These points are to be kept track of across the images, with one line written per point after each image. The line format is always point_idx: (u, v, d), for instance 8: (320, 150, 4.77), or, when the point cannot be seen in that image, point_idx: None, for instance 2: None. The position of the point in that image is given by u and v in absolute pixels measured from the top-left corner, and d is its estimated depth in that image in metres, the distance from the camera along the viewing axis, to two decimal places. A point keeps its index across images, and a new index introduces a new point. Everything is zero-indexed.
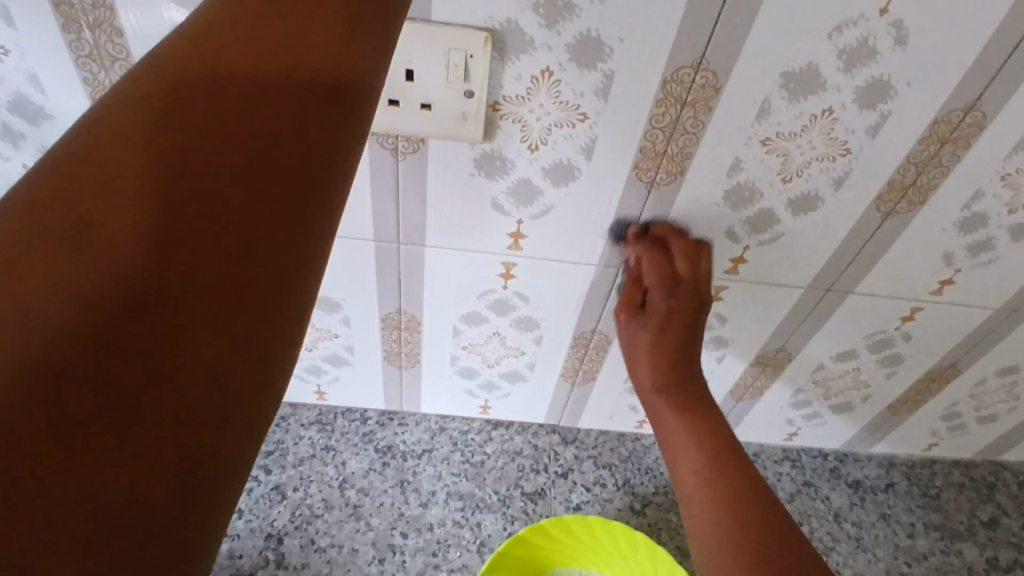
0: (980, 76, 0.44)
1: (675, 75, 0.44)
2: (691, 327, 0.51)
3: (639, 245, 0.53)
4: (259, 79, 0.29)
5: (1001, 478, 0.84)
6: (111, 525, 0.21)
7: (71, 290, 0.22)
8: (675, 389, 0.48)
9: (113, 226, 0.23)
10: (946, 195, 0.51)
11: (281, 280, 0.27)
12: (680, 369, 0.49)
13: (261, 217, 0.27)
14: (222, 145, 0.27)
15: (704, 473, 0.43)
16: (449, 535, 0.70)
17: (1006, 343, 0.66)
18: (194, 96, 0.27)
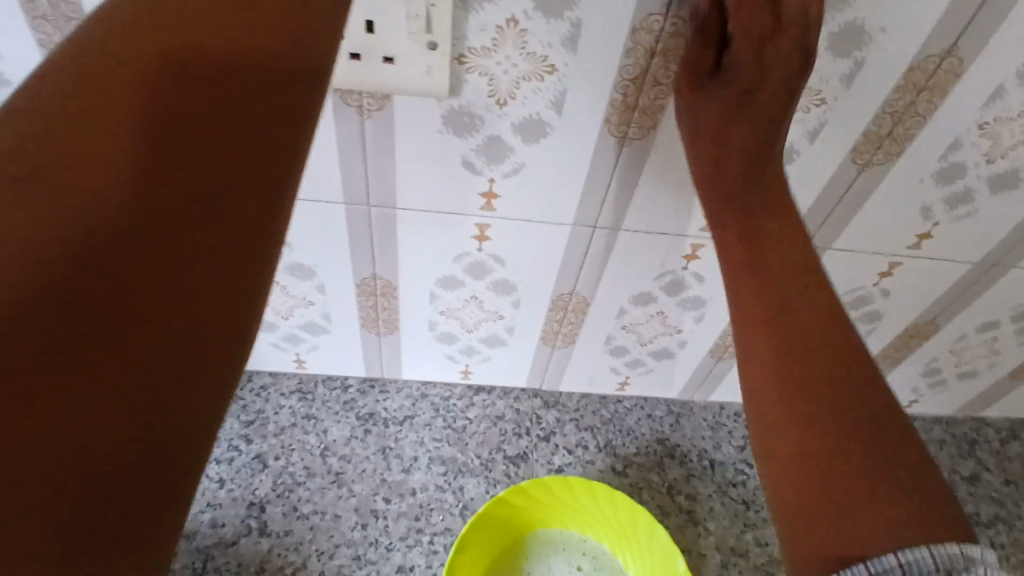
0: (956, 19, 0.43)
1: (644, 22, 0.42)
2: (766, 134, 0.44)
3: (687, 65, 0.44)
4: (219, 46, 0.29)
5: (982, 434, 0.84)
6: (102, 465, 0.23)
7: (51, 238, 0.24)
8: (734, 216, 0.44)
9: (78, 178, 0.25)
10: (923, 146, 0.51)
11: (242, 264, 0.29)
12: (747, 194, 0.44)
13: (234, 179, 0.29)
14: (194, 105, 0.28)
15: (754, 346, 0.40)
16: (431, 499, 0.70)
17: (986, 297, 0.66)
18: (152, 62, 0.28)
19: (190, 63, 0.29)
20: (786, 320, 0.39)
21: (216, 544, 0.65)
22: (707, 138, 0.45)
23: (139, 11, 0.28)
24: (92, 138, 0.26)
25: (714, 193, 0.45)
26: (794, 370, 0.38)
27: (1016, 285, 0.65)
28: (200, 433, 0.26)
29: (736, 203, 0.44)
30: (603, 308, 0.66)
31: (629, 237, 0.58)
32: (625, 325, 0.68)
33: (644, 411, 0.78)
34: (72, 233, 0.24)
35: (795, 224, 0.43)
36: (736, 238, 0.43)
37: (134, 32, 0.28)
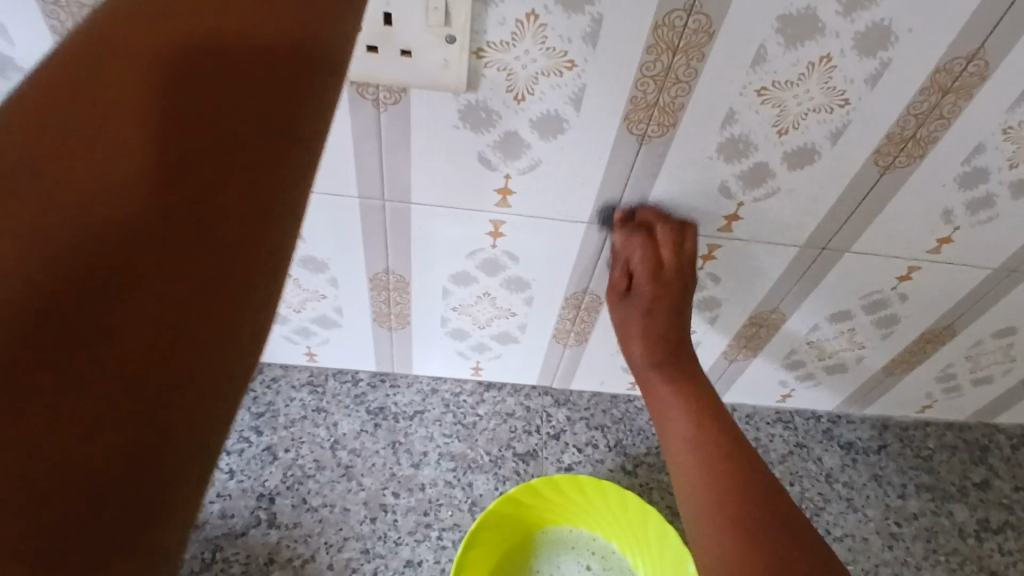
0: (985, 19, 0.42)
1: (667, 18, 0.42)
2: (677, 306, 0.56)
3: (629, 230, 0.54)
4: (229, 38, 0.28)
5: (995, 440, 0.84)
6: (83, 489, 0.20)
7: (58, 231, 0.21)
8: (660, 361, 0.55)
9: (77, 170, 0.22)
10: (947, 148, 0.50)
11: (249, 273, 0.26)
12: (676, 356, 0.55)
13: (249, 173, 0.27)
14: (209, 92, 0.27)
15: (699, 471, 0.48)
16: (440, 495, 0.70)
17: (1004, 303, 0.65)
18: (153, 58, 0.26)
19: (203, 49, 0.27)
20: (713, 478, 0.47)
21: (227, 534, 0.65)
22: (633, 306, 0.57)
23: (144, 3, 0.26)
24: (99, 120, 0.23)
25: (644, 349, 0.56)
26: (719, 493, 0.45)
27: None
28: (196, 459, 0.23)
29: (669, 353, 0.55)
30: None
31: None
32: None
33: None
34: (83, 224, 0.21)
35: (711, 396, 0.53)
36: (667, 378, 0.54)
37: (138, 23, 0.26)
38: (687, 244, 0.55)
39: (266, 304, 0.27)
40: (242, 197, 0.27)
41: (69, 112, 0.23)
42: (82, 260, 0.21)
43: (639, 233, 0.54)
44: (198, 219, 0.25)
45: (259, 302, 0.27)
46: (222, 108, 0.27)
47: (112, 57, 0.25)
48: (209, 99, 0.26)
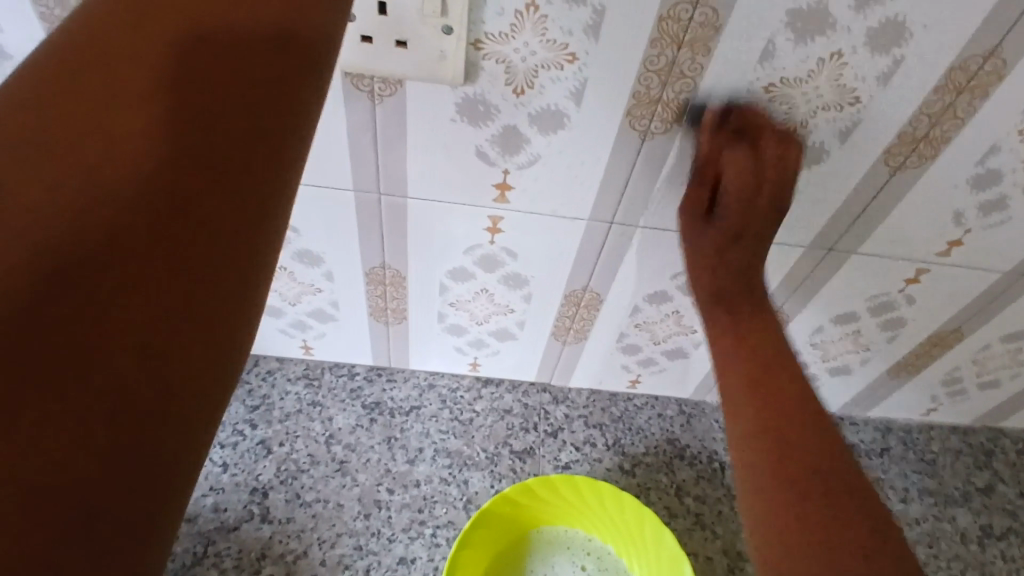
0: (1004, 15, 0.40)
1: (672, 11, 0.40)
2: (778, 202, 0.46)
3: (715, 138, 0.45)
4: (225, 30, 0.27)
5: (999, 445, 0.82)
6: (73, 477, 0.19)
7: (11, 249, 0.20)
8: (714, 296, 0.47)
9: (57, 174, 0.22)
10: (960, 148, 0.48)
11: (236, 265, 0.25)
12: (744, 293, 0.46)
13: (232, 163, 0.26)
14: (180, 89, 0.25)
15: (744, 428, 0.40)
16: (435, 491, 0.69)
17: (1013, 307, 0.64)
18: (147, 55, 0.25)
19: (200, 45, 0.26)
20: (768, 407, 0.40)
21: (219, 529, 0.64)
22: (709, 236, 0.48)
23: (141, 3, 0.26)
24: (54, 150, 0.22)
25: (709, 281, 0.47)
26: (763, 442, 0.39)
27: None
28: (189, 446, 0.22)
29: (738, 292, 0.46)
30: (616, 304, 0.64)
31: (645, 235, 0.56)
32: (638, 324, 0.67)
33: (654, 410, 0.77)
34: (39, 239, 0.21)
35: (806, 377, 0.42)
36: (726, 314, 0.46)
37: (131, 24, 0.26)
38: (789, 155, 0.45)
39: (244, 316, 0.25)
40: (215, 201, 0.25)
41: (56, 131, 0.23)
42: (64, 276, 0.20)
43: (731, 142, 0.45)
44: (189, 205, 0.24)
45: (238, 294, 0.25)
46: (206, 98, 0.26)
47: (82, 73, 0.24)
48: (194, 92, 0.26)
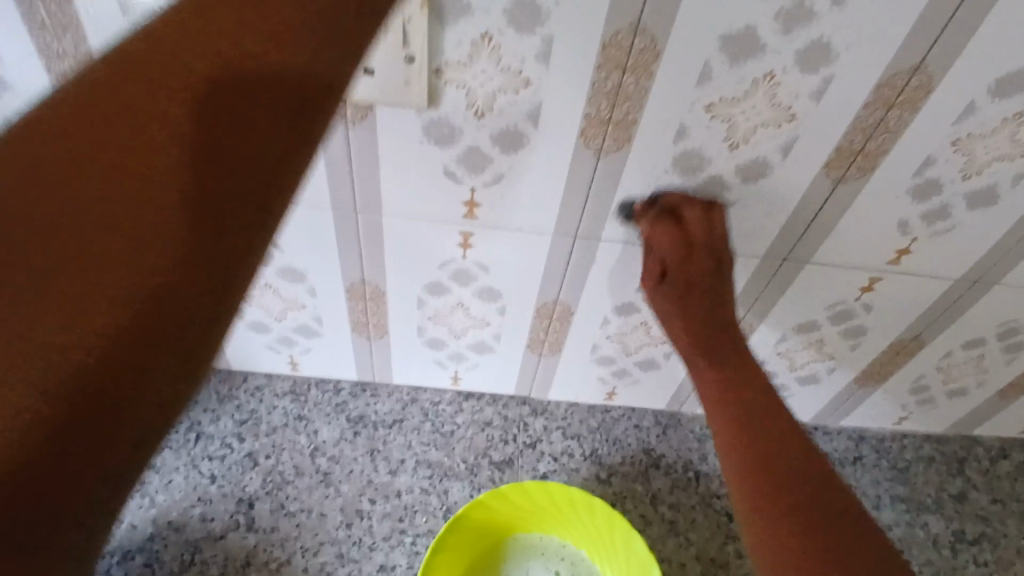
0: (924, 36, 0.44)
1: (614, 38, 0.44)
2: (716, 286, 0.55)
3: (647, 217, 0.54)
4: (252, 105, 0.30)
5: (973, 453, 0.84)
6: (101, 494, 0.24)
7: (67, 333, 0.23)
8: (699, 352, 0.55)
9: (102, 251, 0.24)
10: (897, 161, 0.51)
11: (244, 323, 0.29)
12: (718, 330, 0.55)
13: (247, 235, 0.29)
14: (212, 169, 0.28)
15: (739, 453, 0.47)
16: (416, 501, 0.71)
17: (970, 315, 0.66)
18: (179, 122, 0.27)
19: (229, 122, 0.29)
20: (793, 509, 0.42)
21: (206, 537, 0.66)
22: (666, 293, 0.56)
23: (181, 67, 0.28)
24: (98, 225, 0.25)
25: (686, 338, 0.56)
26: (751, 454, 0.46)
27: (998, 303, 0.65)
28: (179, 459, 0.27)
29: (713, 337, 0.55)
30: (586, 316, 0.67)
31: (609, 247, 0.59)
32: (610, 335, 0.70)
33: (631, 421, 0.79)
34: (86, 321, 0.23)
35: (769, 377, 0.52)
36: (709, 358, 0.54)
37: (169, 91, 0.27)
38: (714, 219, 0.54)
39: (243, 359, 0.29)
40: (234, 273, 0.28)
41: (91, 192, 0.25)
42: (101, 344, 0.23)
43: (659, 216, 0.53)
44: (220, 277, 0.27)
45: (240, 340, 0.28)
46: (227, 165, 0.29)
47: (106, 115, 0.26)
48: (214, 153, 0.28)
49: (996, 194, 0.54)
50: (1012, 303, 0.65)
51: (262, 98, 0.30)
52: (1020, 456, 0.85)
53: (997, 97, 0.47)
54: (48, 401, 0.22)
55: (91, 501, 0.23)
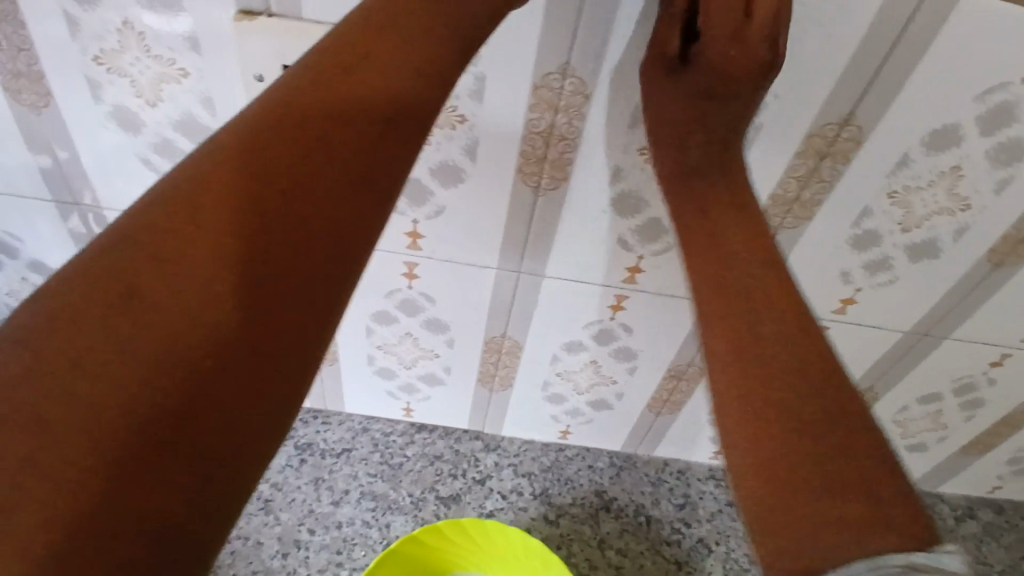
0: (851, 89, 0.44)
1: (544, 80, 0.44)
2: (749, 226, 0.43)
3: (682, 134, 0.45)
4: (306, 169, 0.33)
5: (937, 510, 0.82)
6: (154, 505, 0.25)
7: (89, 395, 0.26)
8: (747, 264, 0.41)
9: (143, 326, 0.28)
10: (835, 210, 0.51)
11: (277, 363, 0.30)
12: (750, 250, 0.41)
13: (298, 284, 0.32)
14: (254, 231, 0.31)
15: None
16: (356, 534, 0.70)
17: (922, 368, 0.66)
18: (219, 194, 0.31)
19: (268, 186, 0.32)
20: None
21: None
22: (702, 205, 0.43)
23: (237, 147, 0.32)
24: (141, 298, 0.28)
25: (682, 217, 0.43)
26: None
27: (950, 357, 0.64)
28: (235, 475, 0.28)
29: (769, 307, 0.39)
30: (536, 353, 0.67)
31: (553, 284, 0.59)
32: (560, 372, 0.69)
33: (585, 461, 0.78)
34: (106, 390, 0.26)
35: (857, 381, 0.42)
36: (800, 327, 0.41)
37: (217, 170, 0.31)
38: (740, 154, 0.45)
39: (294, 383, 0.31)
40: (271, 321, 0.31)
41: (135, 259, 0.29)
42: (136, 395, 0.26)
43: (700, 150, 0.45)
44: (252, 329, 0.30)
45: (282, 376, 0.30)
46: (282, 195, 0.32)
47: (181, 211, 0.30)
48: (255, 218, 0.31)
49: (939, 247, 0.54)
50: (965, 358, 0.64)
51: (323, 132, 0.34)
52: (986, 516, 0.83)
53: (930, 151, 0.47)
54: (70, 444, 0.25)
55: (165, 511, 0.26)
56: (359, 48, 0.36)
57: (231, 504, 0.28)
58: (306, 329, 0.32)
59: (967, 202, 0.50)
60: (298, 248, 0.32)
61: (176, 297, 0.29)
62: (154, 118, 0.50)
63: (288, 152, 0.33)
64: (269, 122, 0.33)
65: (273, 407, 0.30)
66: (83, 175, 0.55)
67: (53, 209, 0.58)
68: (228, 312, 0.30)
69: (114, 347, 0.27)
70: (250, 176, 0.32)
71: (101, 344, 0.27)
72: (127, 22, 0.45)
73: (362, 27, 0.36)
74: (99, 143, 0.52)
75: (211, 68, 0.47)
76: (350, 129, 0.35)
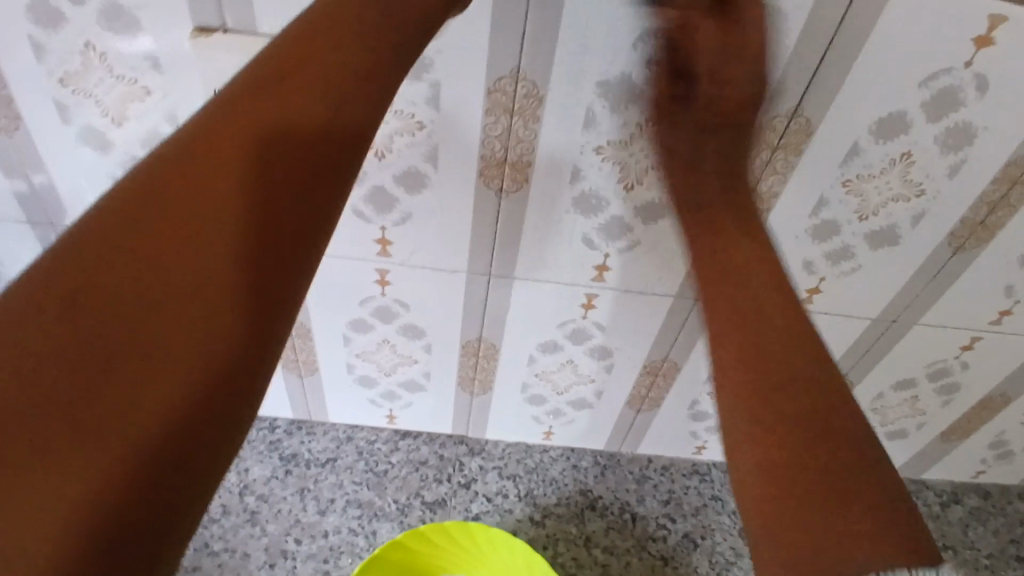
0: (796, 81, 0.45)
1: (498, 84, 0.46)
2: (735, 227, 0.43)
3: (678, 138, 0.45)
4: (257, 167, 0.33)
5: (922, 497, 0.83)
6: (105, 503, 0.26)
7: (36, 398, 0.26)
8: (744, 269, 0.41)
9: (91, 329, 0.28)
10: (792, 201, 0.52)
11: (231, 360, 0.30)
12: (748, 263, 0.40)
13: (252, 281, 0.32)
14: (206, 230, 0.31)
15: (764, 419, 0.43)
16: (343, 542, 0.71)
17: (894, 354, 0.66)
18: (168, 196, 0.31)
19: (219, 185, 0.32)
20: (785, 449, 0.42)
21: None
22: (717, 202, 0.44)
23: (186, 148, 0.32)
24: (87, 301, 0.28)
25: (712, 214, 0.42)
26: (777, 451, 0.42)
27: (921, 343, 0.65)
28: (189, 474, 0.28)
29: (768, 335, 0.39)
30: (513, 355, 0.68)
31: (524, 286, 0.60)
32: (539, 373, 0.70)
33: (569, 462, 0.78)
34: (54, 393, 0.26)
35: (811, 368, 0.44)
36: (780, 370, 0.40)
37: (166, 173, 0.31)
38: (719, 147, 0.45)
39: (252, 379, 0.31)
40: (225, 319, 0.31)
41: (82, 262, 0.29)
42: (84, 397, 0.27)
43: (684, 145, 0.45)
44: (205, 327, 0.30)
45: (237, 374, 0.30)
46: (233, 193, 0.32)
47: (129, 213, 0.30)
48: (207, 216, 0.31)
49: (897, 234, 0.55)
50: (935, 344, 0.65)
51: (276, 127, 0.34)
52: (972, 501, 0.83)
53: (879, 139, 0.48)
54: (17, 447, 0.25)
55: (116, 509, 0.26)
56: (311, 44, 0.35)
57: (186, 500, 0.28)
58: (258, 341, 0.31)
59: (921, 188, 0.51)
60: (251, 245, 0.32)
61: (125, 309, 0.29)
62: (121, 137, 0.51)
63: (238, 150, 0.33)
64: (220, 121, 0.33)
65: (228, 405, 0.30)
66: (55, 197, 0.56)
67: (29, 232, 0.59)
68: (179, 312, 0.30)
69: (61, 351, 0.27)
70: (198, 176, 0.32)
71: (48, 349, 0.27)
72: (89, 44, 0.46)
73: (315, 23, 0.36)
74: (68, 164, 0.53)
75: (174, 86, 0.48)
76: (299, 137, 0.34)
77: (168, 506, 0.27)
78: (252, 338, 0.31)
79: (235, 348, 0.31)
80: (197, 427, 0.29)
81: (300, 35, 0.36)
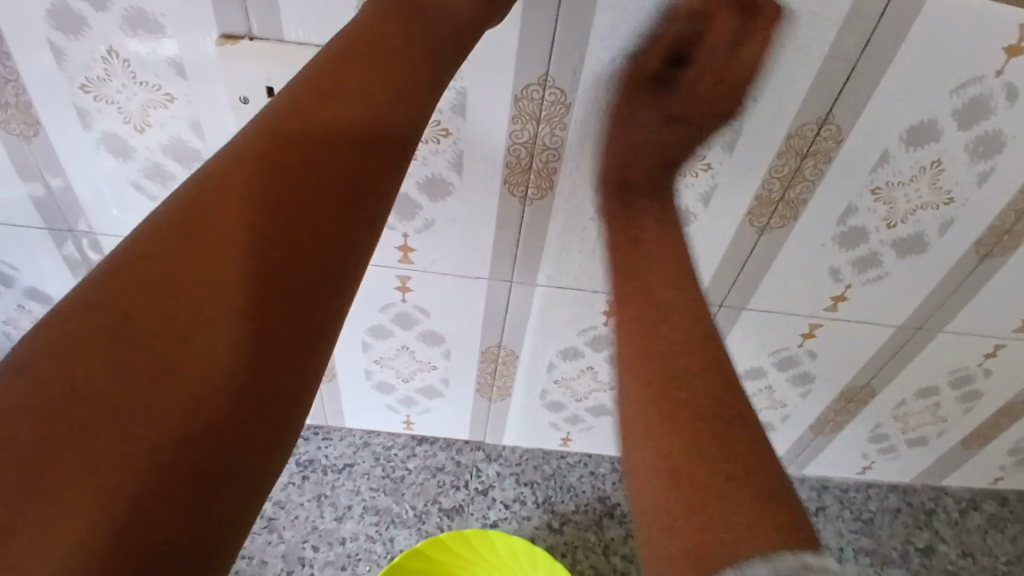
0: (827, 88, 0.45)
1: (525, 91, 0.45)
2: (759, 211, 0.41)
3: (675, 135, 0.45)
4: (297, 181, 0.33)
5: (941, 504, 0.82)
6: (147, 519, 0.25)
7: (81, 416, 0.26)
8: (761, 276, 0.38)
9: (135, 347, 0.28)
10: (819, 208, 0.52)
11: (271, 376, 0.30)
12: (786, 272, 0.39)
13: (292, 294, 0.31)
14: (245, 247, 0.31)
15: None
16: (360, 549, 0.70)
17: (917, 361, 0.66)
18: (209, 213, 0.31)
19: (258, 200, 0.32)
20: None
21: None
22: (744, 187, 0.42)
23: (226, 166, 0.32)
24: (131, 319, 0.28)
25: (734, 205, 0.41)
26: None
27: (944, 350, 0.64)
28: (230, 489, 0.27)
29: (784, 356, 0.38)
30: (532, 361, 0.67)
31: (546, 292, 0.60)
32: (558, 380, 0.69)
33: (587, 468, 0.78)
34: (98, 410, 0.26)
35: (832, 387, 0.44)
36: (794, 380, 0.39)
37: (206, 191, 0.32)
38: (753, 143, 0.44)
39: (291, 395, 0.30)
40: (265, 333, 0.30)
41: (126, 282, 0.29)
42: (127, 413, 0.27)
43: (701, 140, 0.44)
44: (245, 342, 0.30)
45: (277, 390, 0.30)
46: (273, 208, 0.32)
47: (171, 233, 0.30)
48: (246, 233, 0.31)
49: (925, 242, 0.54)
50: (959, 351, 0.65)
51: (314, 141, 0.33)
52: (991, 508, 0.83)
53: (909, 147, 0.48)
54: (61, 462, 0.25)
55: (159, 524, 0.25)
56: (349, 59, 0.35)
57: (229, 516, 0.27)
58: (298, 355, 0.31)
59: (950, 196, 0.51)
60: (291, 258, 0.32)
61: (167, 327, 0.29)
62: (144, 144, 0.51)
63: (277, 165, 0.33)
64: (259, 139, 0.33)
65: (268, 422, 0.29)
66: (76, 202, 0.56)
67: (49, 237, 0.59)
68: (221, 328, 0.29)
69: (107, 369, 0.27)
70: (238, 193, 0.32)
71: (93, 367, 0.27)
72: (112, 51, 0.46)
73: (352, 41, 0.36)
74: (90, 170, 0.53)
75: (198, 93, 0.48)
76: (340, 149, 0.34)
77: (210, 522, 0.27)
78: (292, 353, 0.31)
79: (275, 363, 0.30)
80: (238, 443, 0.28)
81: (339, 51, 0.36)
